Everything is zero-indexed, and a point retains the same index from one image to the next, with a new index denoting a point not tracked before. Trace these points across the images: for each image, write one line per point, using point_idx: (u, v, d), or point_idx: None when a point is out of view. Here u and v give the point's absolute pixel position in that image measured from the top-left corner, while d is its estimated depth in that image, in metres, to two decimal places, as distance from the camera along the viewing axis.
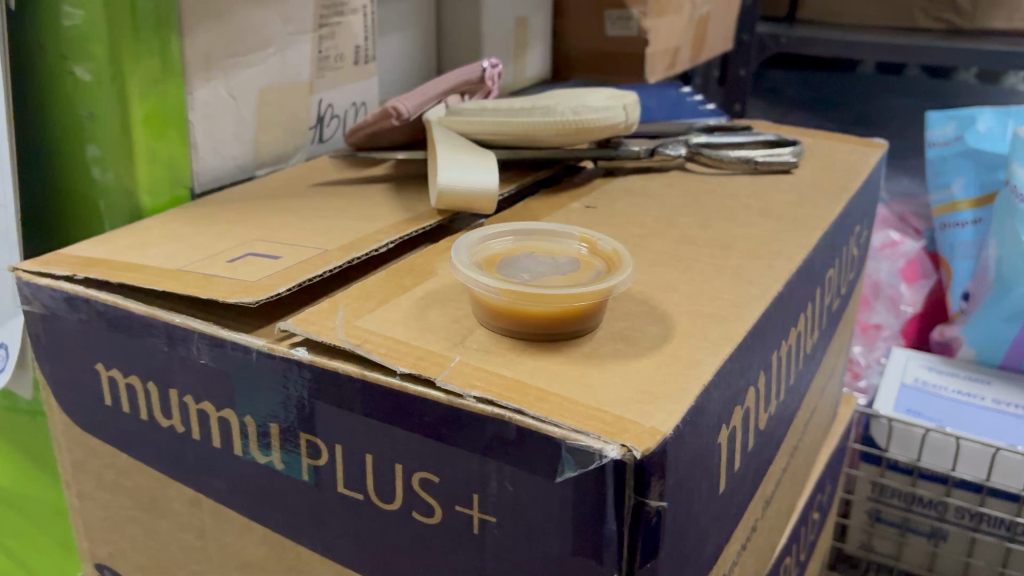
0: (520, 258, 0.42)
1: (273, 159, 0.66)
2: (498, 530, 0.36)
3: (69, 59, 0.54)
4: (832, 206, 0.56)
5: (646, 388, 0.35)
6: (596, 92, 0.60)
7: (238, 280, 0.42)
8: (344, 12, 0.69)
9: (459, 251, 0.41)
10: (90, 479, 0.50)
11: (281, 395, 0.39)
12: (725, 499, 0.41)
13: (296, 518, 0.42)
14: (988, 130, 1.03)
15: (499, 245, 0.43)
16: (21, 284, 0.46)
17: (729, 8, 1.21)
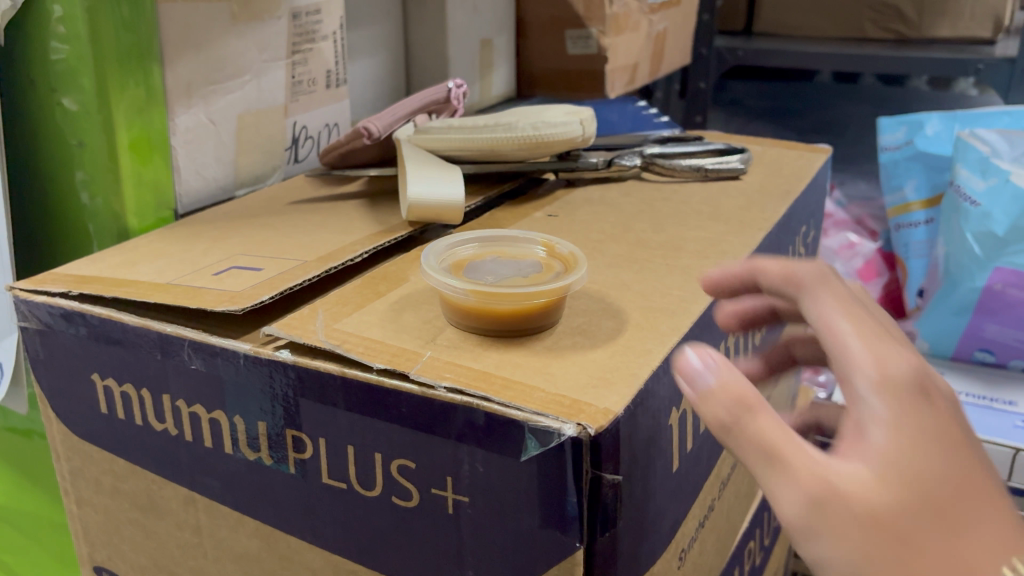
0: (485, 263, 0.46)
1: (252, 179, 0.69)
2: (471, 508, 0.39)
3: (57, 91, 0.57)
4: (777, 209, 0.60)
5: (601, 374, 0.39)
6: (554, 108, 0.64)
7: (225, 291, 0.45)
8: (316, 39, 0.72)
9: (428, 258, 0.45)
10: (89, 485, 0.53)
11: (269, 395, 0.43)
12: (680, 477, 0.45)
13: (285, 509, 0.45)
14: (936, 134, 1.08)
15: (466, 251, 0.47)
16: (18, 302, 0.49)
17: (685, 23, 1.26)
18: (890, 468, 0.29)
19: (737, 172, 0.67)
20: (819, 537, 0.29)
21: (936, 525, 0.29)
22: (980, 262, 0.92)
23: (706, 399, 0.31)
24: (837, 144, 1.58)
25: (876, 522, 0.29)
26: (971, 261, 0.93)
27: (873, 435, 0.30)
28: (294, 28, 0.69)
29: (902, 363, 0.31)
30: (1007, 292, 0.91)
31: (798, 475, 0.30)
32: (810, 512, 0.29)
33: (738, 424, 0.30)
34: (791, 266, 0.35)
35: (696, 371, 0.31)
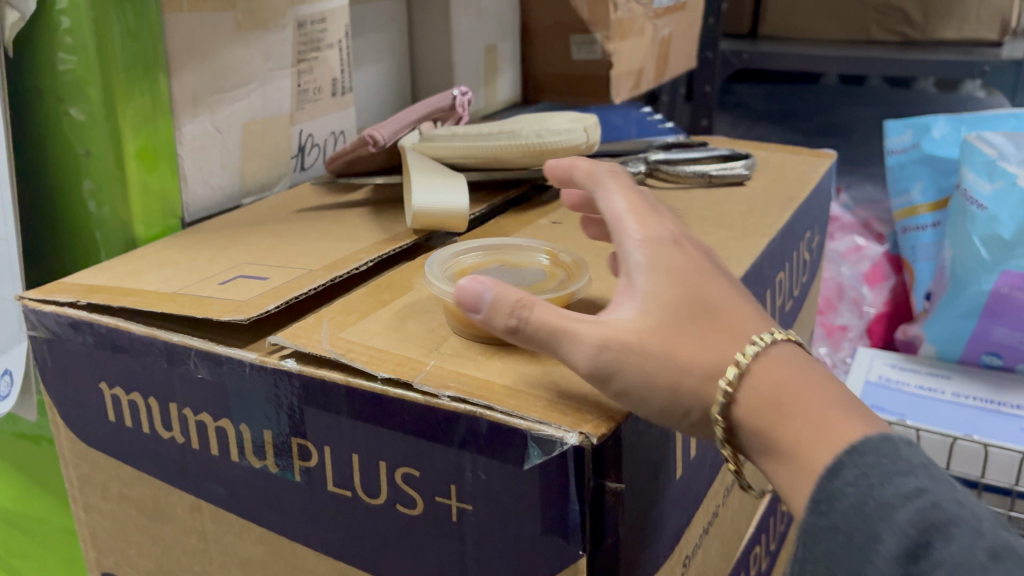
0: (490, 271, 0.46)
1: (258, 187, 0.69)
2: (474, 516, 0.39)
3: (64, 101, 0.57)
4: (781, 215, 0.61)
5: None
6: (559, 116, 0.64)
7: (231, 300, 0.46)
8: (321, 47, 0.73)
9: (433, 266, 0.45)
10: (97, 491, 0.54)
11: (274, 404, 0.43)
12: (683, 484, 0.45)
13: (291, 515, 0.45)
14: (943, 137, 1.07)
15: (469, 259, 0.47)
16: (26, 311, 0.50)
17: (690, 28, 1.27)
18: (653, 295, 0.37)
19: (741, 178, 0.67)
20: (614, 371, 0.35)
21: (698, 323, 0.36)
22: (987, 265, 0.92)
23: (487, 306, 0.36)
24: (843, 147, 1.58)
25: (648, 333, 0.36)
26: (978, 264, 0.93)
27: (634, 274, 0.38)
28: (299, 37, 0.70)
29: (647, 226, 0.40)
30: (1014, 295, 0.91)
31: (576, 330, 0.36)
32: (598, 352, 0.35)
33: (521, 309, 0.36)
34: (587, 171, 0.45)
35: (473, 291, 0.37)
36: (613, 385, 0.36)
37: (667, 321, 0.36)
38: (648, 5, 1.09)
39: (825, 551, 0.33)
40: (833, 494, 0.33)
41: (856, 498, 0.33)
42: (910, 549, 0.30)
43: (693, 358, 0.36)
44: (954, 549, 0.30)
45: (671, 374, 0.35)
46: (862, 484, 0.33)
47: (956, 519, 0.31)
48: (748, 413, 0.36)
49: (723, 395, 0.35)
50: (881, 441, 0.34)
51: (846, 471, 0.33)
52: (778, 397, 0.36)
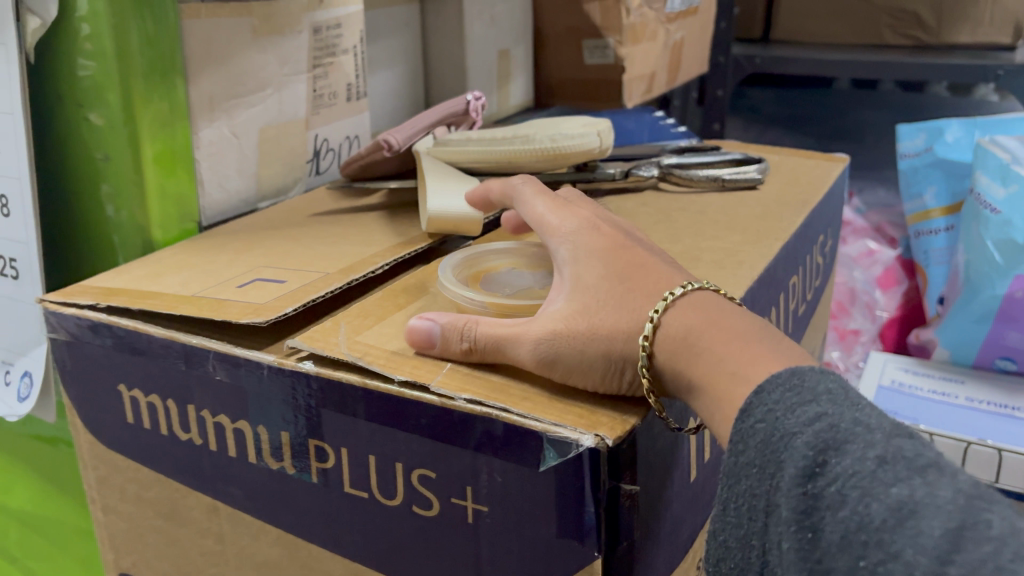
0: (502, 278, 0.47)
1: (274, 192, 0.70)
2: (490, 518, 0.40)
3: (83, 107, 0.58)
4: (794, 219, 0.61)
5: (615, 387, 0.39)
6: (572, 121, 0.65)
7: (249, 303, 0.46)
8: (336, 52, 0.73)
9: (446, 274, 0.46)
10: (114, 492, 0.54)
11: (291, 406, 0.43)
12: (697, 487, 0.45)
13: (307, 516, 0.46)
14: (956, 140, 1.08)
15: (479, 267, 0.49)
16: (47, 314, 0.51)
17: (702, 32, 1.27)
18: (577, 281, 0.40)
19: (754, 182, 0.67)
20: (556, 357, 0.38)
21: (617, 286, 0.39)
22: (1000, 270, 0.91)
23: (431, 339, 0.41)
24: (855, 151, 1.57)
25: (576, 313, 0.39)
26: (991, 268, 0.92)
27: (559, 264, 0.42)
28: (315, 42, 0.71)
29: (566, 215, 0.44)
30: None
31: (515, 334, 0.39)
32: (537, 345, 0.38)
33: (459, 330, 0.40)
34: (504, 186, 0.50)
35: (418, 327, 0.41)
36: (558, 371, 0.38)
37: (589, 296, 0.39)
38: (661, 10, 1.09)
39: (746, 487, 0.33)
40: (744, 431, 0.34)
41: (764, 433, 0.33)
42: (808, 471, 0.30)
43: (615, 324, 0.38)
44: (847, 462, 0.29)
45: (596, 343, 0.38)
46: (769, 418, 0.33)
47: (850, 435, 0.30)
48: (669, 363, 0.37)
49: (642, 347, 0.37)
50: (789, 374, 0.34)
51: (756, 409, 0.33)
52: (694, 341, 0.37)
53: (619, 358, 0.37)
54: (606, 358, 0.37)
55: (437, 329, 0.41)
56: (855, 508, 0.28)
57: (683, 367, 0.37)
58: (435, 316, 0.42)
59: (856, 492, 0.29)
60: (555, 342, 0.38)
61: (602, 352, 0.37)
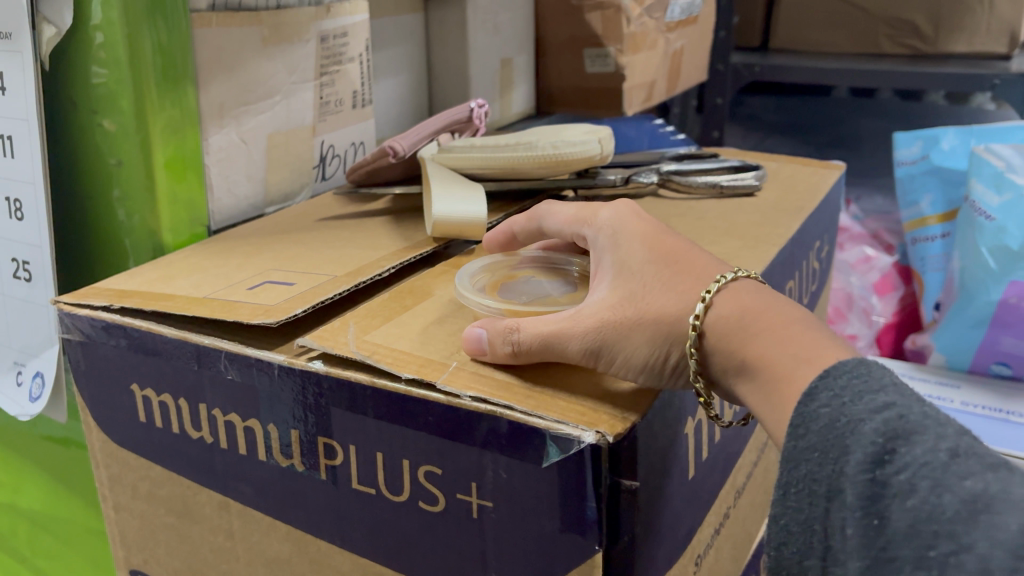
0: (519, 286, 0.49)
1: (281, 197, 0.71)
2: (494, 513, 0.41)
3: (97, 113, 0.59)
4: (791, 225, 0.62)
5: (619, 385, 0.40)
6: (574, 128, 0.66)
7: (259, 304, 0.47)
8: (342, 61, 0.75)
9: (463, 284, 0.48)
10: (126, 490, 0.56)
11: (300, 404, 0.45)
12: (695, 485, 0.47)
13: (315, 512, 0.47)
14: (952, 148, 1.09)
15: (496, 275, 0.51)
16: (62, 315, 0.52)
17: (701, 41, 1.28)
18: (621, 268, 0.42)
19: (752, 189, 0.69)
20: (607, 345, 0.40)
21: (663, 271, 0.41)
22: (995, 275, 0.93)
23: (483, 346, 0.42)
24: (853, 159, 1.59)
25: (624, 300, 0.41)
26: (986, 274, 0.93)
27: (601, 253, 0.44)
28: (322, 51, 0.72)
29: (603, 206, 0.46)
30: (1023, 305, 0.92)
31: (565, 329, 0.41)
32: (590, 335, 0.40)
33: (509, 335, 0.41)
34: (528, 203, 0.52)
35: (471, 336, 0.42)
36: (608, 359, 0.40)
37: (635, 282, 0.41)
38: (661, 19, 1.11)
39: (804, 472, 0.34)
40: (807, 416, 0.34)
41: (829, 417, 0.33)
42: (877, 457, 0.31)
43: (663, 308, 0.40)
44: (917, 452, 0.30)
45: (645, 328, 0.40)
46: (835, 403, 0.34)
47: (921, 427, 0.31)
48: (718, 340, 0.39)
49: (692, 330, 0.38)
50: (854, 363, 0.35)
51: (820, 394, 0.35)
52: (746, 323, 0.39)
53: (669, 341, 0.39)
54: (653, 343, 0.39)
55: (486, 336, 0.42)
56: (925, 496, 0.29)
57: (733, 347, 0.38)
58: (483, 323, 0.43)
59: (927, 482, 0.29)
60: (608, 329, 0.40)
61: (649, 337, 0.39)
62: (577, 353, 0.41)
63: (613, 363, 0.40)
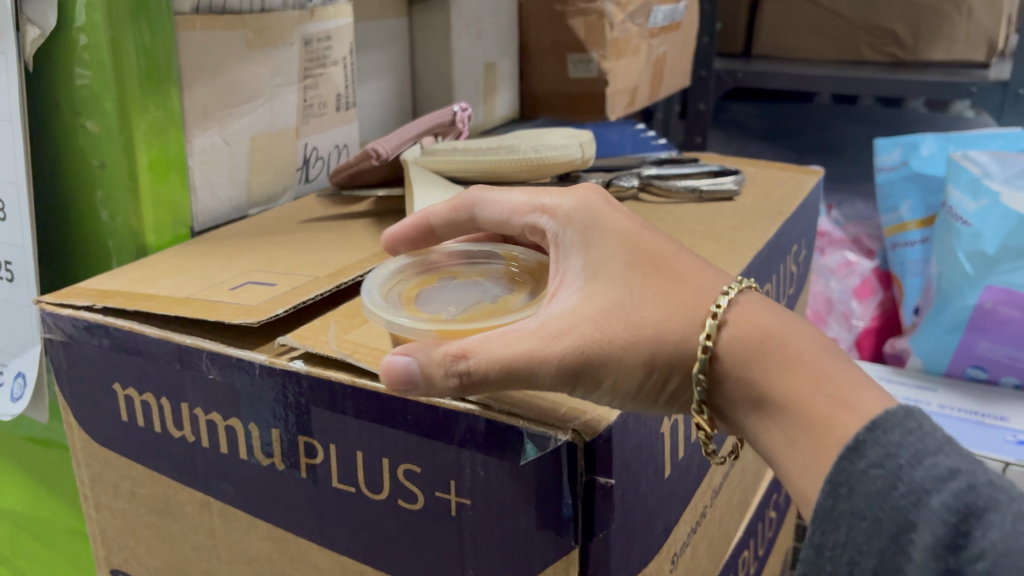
0: (439, 292, 0.46)
1: (264, 199, 0.72)
2: (472, 510, 0.41)
3: (81, 115, 0.60)
4: (768, 229, 0.63)
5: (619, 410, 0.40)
6: (556, 133, 0.67)
7: (241, 304, 0.48)
8: (326, 64, 0.75)
9: (375, 299, 0.43)
10: (107, 489, 0.56)
11: (281, 403, 0.45)
12: (672, 484, 0.47)
13: (296, 511, 0.47)
14: (931, 155, 1.11)
15: (411, 282, 0.47)
16: (44, 315, 0.52)
17: (684, 48, 1.30)
18: (596, 274, 0.39)
19: (730, 194, 0.70)
20: (589, 367, 0.37)
21: (645, 278, 0.39)
22: (971, 280, 0.94)
23: (425, 377, 0.37)
24: (834, 166, 1.60)
25: (605, 317, 0.38)
26: (963, 279, 0.95)
27: (570, 255, 0.41)
28: (306, 54, 0.72)
29: (562, 196, 0.43)
30: (998, 310, 0.93)
31: (537, 353, 0.37)
32: (569, 357, 0.37)
33: (465, 363, 0.36)
34: (455, 197, 0.48)
35: (403, 367, 0.36)
36: (587, 379, 0.38)
37: (615, 295, 0.38)
38: (643, 25, 1.12)
39: (850, 537, 0.34)
40: (855, 478, 0.34)
41: (882, 483, 0.33)
42: (948, 539, 0.31)
43: (660, 326, 0.38)
44: (993, 535, 0.30)
45: (639, 350, 0.38)
46: (889, 466, 0.33)
47: (992, 504, 0.31)
48: (731, 365, 0.38)
49: (701, 352, 0.38)
50: (901, 416, 0.35)
51: (869, 451, 0.34)
52: (765, 349, 0.38)
53: (672, 365, 0.38)
54: (653, 367, 0.38)
55: (430, 363, 0.36)
56: None
57: (751, 374, 0.38)
58: (417, 347, 0.37)
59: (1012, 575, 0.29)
60: (591, 351, 0.37)
61: (645, 361, 0.38)
62: (548, 376, 0.37)
63: (596, 385, 0.38)
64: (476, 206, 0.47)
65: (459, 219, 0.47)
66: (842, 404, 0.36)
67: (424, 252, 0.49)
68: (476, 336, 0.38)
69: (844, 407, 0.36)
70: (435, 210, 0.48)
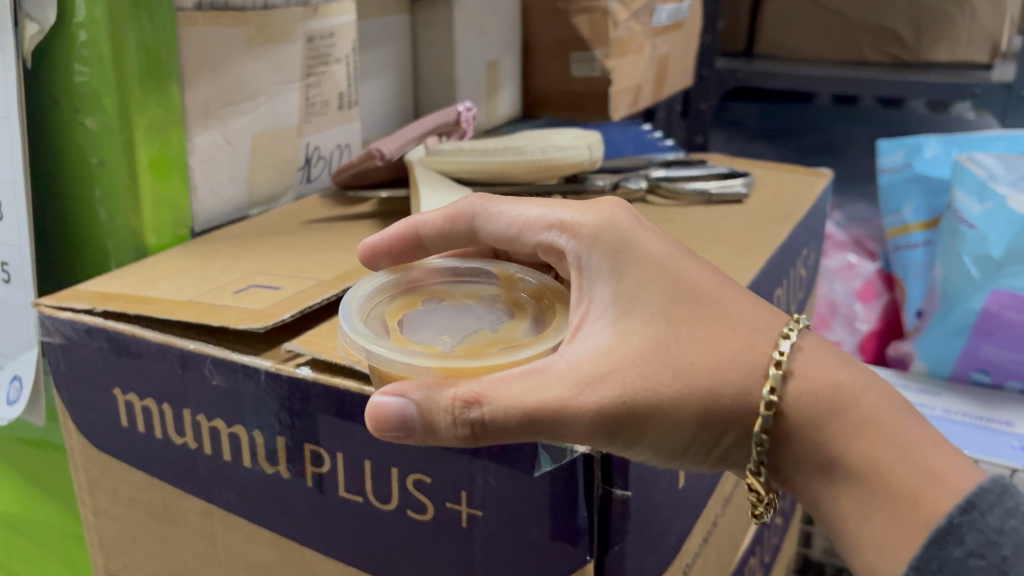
0: (428, 317, 0.42)
1: (265, 198, 0.71)
2: (484, 521, 0.40)
3: (80, 112, 0.58)
4: (779, 233, 0.62)
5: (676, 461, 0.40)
6: (562, 134, 0.66)
7: (246, 308, 0.47)
8: (329, 62, 0.74)
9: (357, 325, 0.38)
10: (106, 495, 0.55)
11: (286, 410, 0.44)
12: (685, 494, 0.46)
13: (301, 520, 0.46)
14: (935, 156, 1.09)
15: (397, 305, 0.43)
16: (42, 317, 0.51)
17: (687, 46, 1.29)
18: (630, 316, 0.38)
19: (739, 197, 0.69)
20: (617, 420, 0.36)
21: (679, 322, 0.38)
22: (977, 284, 0.93)
23: (426, 422, 0.34)
24: (835, 166, 1.60)
25: (643, 366, 0.37)
26: (968, 283, 0.94)
27: (595, 284, 0.39)
28: (309, 52, 0.71)
29: (579, 218, 0.41)
30: (1004, 313, 0.92)
31: (561, 405, 0.35)
32: (595, 411, 0.36)
33: (476, 412, 0.34)
34: (450, 208, 0.46)
35: (398, 409, 0.34)
36: (610, 431, 0.36)
37: (658, 342, 0.37)
38: (647, 24, 1.11)
39: None
40: (952, 568, 0.36)
41: (983, 570, 0.35)
42: None
43: (718, 375, 0.38)
44: None
45: (692, 402, 0.37)
46: (991, 556, 0.35)
47: None
48: (798, 422, 0.39)
49: (766, 409, 0.38)
50: (997, 495, 0.37)
51: (966, 536, 0.36)
52: (833, 410, 0.39)
53: (732, 420, 0.39)
54: (708, 419, 0.38)
55: (437, 407, 0.34)
56: None
57: (821, 436, 0.39)
58: (418, 387, 0.35)
59: None
60: (619, 407, 0.36)
61: (699, 412, 0.38)
62: (568, 429, 0.36)
63: (622, 439, 0.37)
64: (474, 218, 0.45)
65: (455, 230, 0.46)
66: (920, 471, 0.38)
67: (405, 268, 0.45)
68: (489, 374, 0.36)
69: (921, 473, 0.38)
70: (427, 221, 0.46)
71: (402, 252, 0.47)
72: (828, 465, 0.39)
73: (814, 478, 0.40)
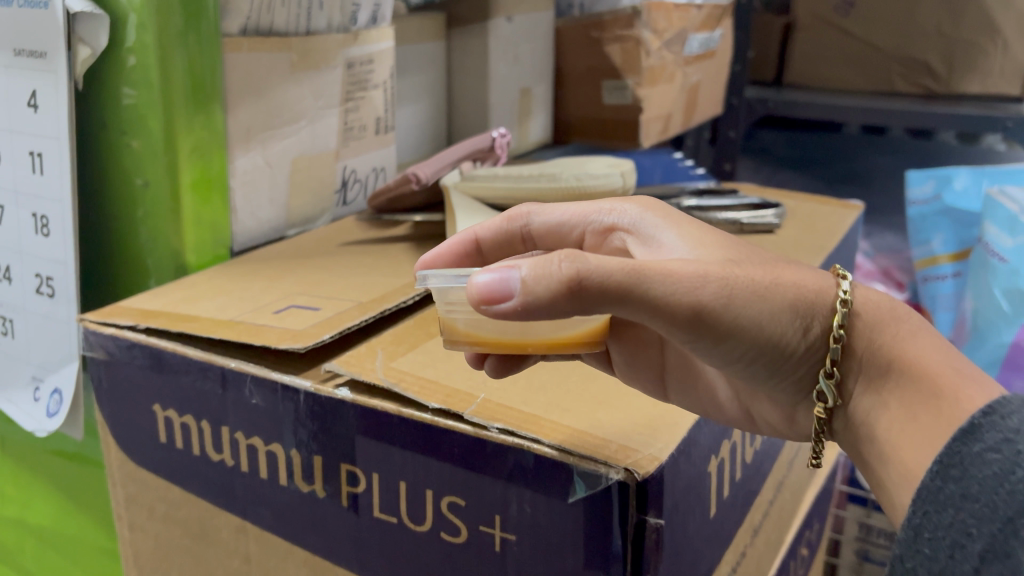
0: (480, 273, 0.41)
1: (303, 220, 0.72)
2: (517, 547, 0.41)
3: (125, 133, 0.59)
4: (811, 263, 0.62)
5: (755, 356, 0.39)
6: (596, 162, 0.67)
7: (286, 329, 0.48)
8: (368, 87, 0.75)
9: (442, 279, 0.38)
10: (142, 510, 0.55)
11: (321, 430, 0.45)
12: (716, 522, 0.47)
13: (334, 540, 0.47)
14: (964, 189, 1.08)
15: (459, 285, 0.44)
16: (87, 332, 0.52)
17: (718, 74, 1.29)
18: (706, 249, 0.39)
19: (771, 227, 0.69)
20: (714, 301, 0.35)
21: (740, 250, 0.39)
22: (1008, 318, 0.93)
23: (528, 285, 0.32)
24: (864, 196, 1.59)
25: (725, 262, 0.37)
26: (999, 316, 0.93)
27: (663, 231, 0.41)
28: (348, 77, 0.73)
29: (623, 201, 0.44)
30: None
31: (661, 274, 0.34)
32: (694, 288, 0.35)
33: (584, 269, 0.32)
34: (507, 213, 0.46)
35: (496, 283, 0.33)
36: (706, 316, 0.36)
37: (735, 252, 0.39)
38: (679, 53, 1.12)
39: (956, 519, 0.33)
40: (971, 462, 0.34)
41: (999, 466, 0.33)
42: None
43: (800, 280, 0.39)
44: None
45: (782, 292, 0.38)
46: (1006, 450, 0.33)
47: None
48: (867, 329, 0.39)
49: (842, 304, 0.39)
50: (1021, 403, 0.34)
51: (986, 435, 0.34)
52: (892, 318, 0.40)
53: (816, 311, 0.38)
54: (800, 311, 0.38)
55: (543, 265, 0.32)
56: None
57: (880, 340, 0.39)
58: (523, 259, 0.34)
59: None
60: (712, 288, 0.35)
61: (793, 304, 0.38)
62: (669, 305, 0.34)
63: (710, 330, 0.36)
64: (532, 219, 0.46)
65: (510, 233, 0.46)
66: (967, 376, 0.38)
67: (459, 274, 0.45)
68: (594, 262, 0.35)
69: (969, 377, 0.38)
70: (485, 225, 0.46)
71: (458, 261, 0.47)
72: (889, 365, 0.39)
73: (874, 383, 0.39)
